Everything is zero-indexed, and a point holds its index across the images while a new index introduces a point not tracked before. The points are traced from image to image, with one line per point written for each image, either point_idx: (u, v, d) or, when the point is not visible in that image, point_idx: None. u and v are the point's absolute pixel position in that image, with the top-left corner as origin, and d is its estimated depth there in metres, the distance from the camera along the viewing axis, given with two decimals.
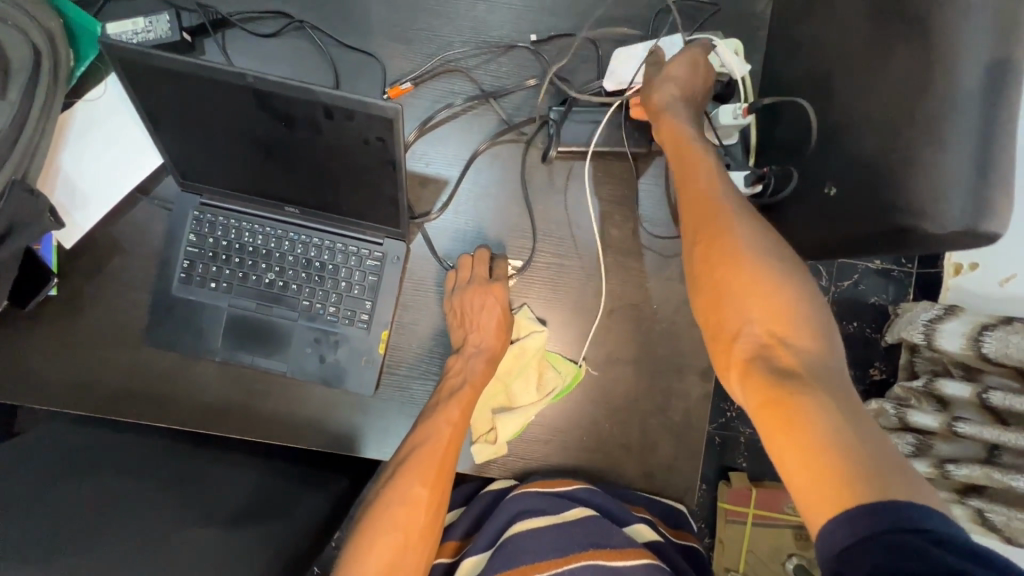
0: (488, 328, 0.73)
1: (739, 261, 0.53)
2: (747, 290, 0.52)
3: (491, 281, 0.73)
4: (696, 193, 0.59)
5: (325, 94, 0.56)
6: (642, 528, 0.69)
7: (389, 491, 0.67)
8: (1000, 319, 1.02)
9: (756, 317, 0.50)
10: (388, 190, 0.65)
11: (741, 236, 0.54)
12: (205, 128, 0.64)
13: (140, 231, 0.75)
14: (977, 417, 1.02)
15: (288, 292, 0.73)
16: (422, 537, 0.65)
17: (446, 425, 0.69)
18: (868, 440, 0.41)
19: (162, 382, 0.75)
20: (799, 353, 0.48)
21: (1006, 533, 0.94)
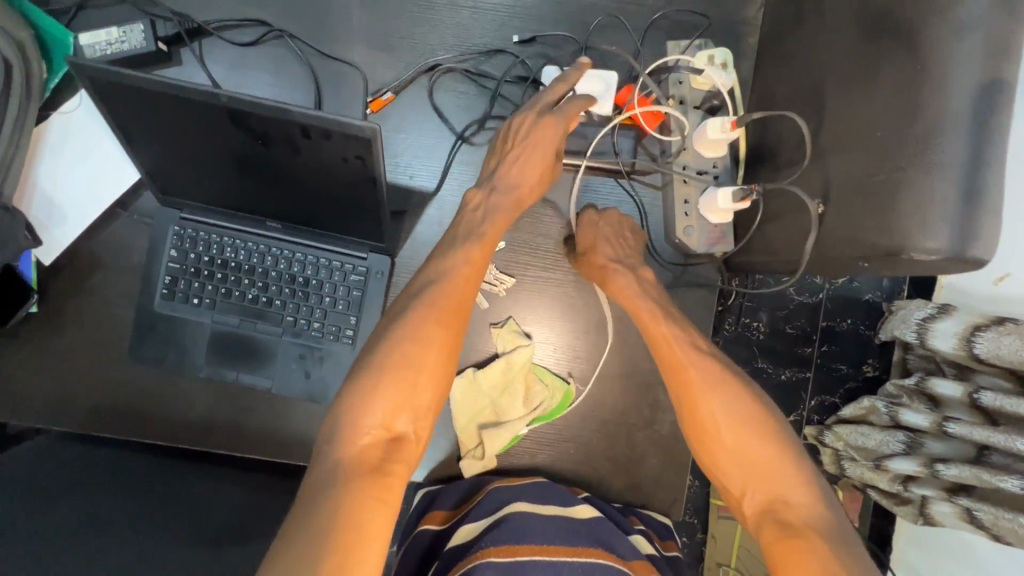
0: (528, 162, 0.68)
1: (725, 437, 0.61)
2: (739, 460, 0.60)
3: (549, 114, 0.67)
4: (689, 374, 0.64)
5: (300, 113, 0.55)
6: (641, 540, 0.67)
7: (399, 322, 0.60)
8: (992, 318, 0.98)
9: (752, 474, 0.60)
10: (370, 206, 0.64)
11: (732, 415, 0.62)
12: (181, 144, 0.62)
13: (119, 247, 0.74)
14: (967, 416, 1.03)
15: (271, 308, 0.72)
16: (432, 375, 0.59)
17: (467, 264, 0.64)
18: (851, 559, 0.51)
19: (148, 397, 0.74)
20: (798, 507, 0.57)
21: (993, 531, 0.95)
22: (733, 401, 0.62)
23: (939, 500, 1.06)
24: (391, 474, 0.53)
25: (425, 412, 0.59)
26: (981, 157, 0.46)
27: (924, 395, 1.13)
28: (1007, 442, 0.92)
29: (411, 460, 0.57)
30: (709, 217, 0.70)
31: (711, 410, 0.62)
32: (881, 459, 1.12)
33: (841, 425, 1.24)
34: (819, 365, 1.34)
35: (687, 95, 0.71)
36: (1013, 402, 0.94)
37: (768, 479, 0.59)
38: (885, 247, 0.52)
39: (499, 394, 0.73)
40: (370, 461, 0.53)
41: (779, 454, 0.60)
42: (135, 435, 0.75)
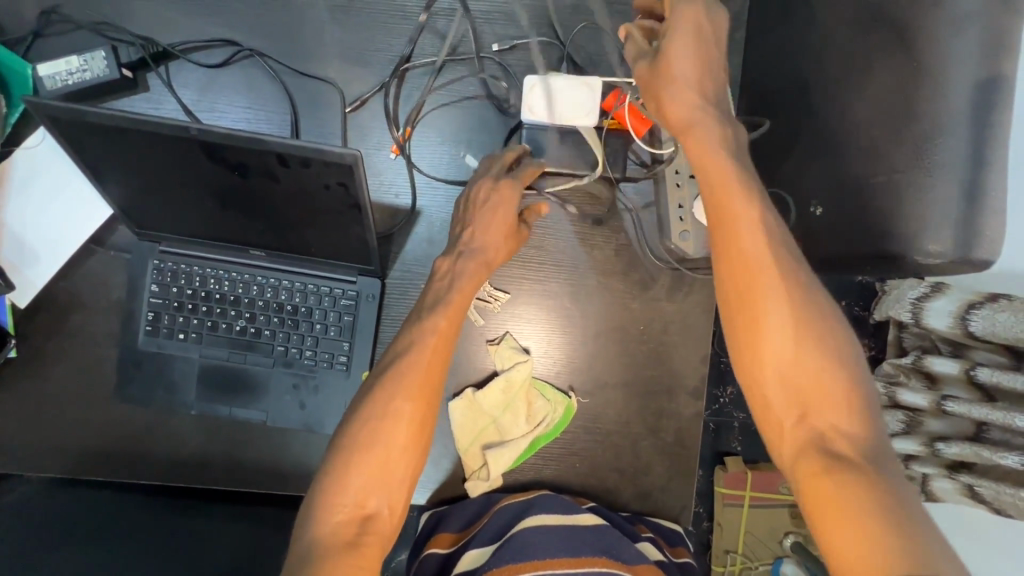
0: (493, 230, 0.66)
1: (782, 350, 0.48)
2: (792, 379, 0.48)
3: (500, 181, 0.66)
4: (749, 255, 0.49)
5: (277, 143, 0.53)
6: (649, 547, 0.66)
7: (369, 399, 0.58)
8: (986, 295, 0.92)
9: (803, 394, 0.48)
10: (355, 230, 0.62)
11: (796, 320, 0.48)
12: (154, 178, 0.60)
13: (98, 284, 0.71)
14: (965, 394, 1.04)
15: (261, 338, 0.70)
16: (402, 453, 0.56)
17: (434, 334, 0.60)
18: (912, 512, 0.41)
19: (138, 437, 0.72)
20: (851, 440, 0.46)
21: (994, 506, 0.96)
22: (799, 312, 0.49)
23: (940, 478, 1.07)
24: (363, 557, 0.51)
25: (399, 487, 0.56)
26: (981, 156, 0.45)
27: (920, 373, 1.13)
28: (1005, 418, 0.92)
29: (388, 536, 0.54)
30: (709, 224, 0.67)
31: (772, 306, 0.49)
32: None
33: None
34: None
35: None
36: (1009, 378, 0.94)
37: (823, 391, 0.47)
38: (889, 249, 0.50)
39: (501, 414, 0.72)
40: (342, 541, 0.52)
41: (844, 376, 0.47)
42: (127, 476, 0.72)
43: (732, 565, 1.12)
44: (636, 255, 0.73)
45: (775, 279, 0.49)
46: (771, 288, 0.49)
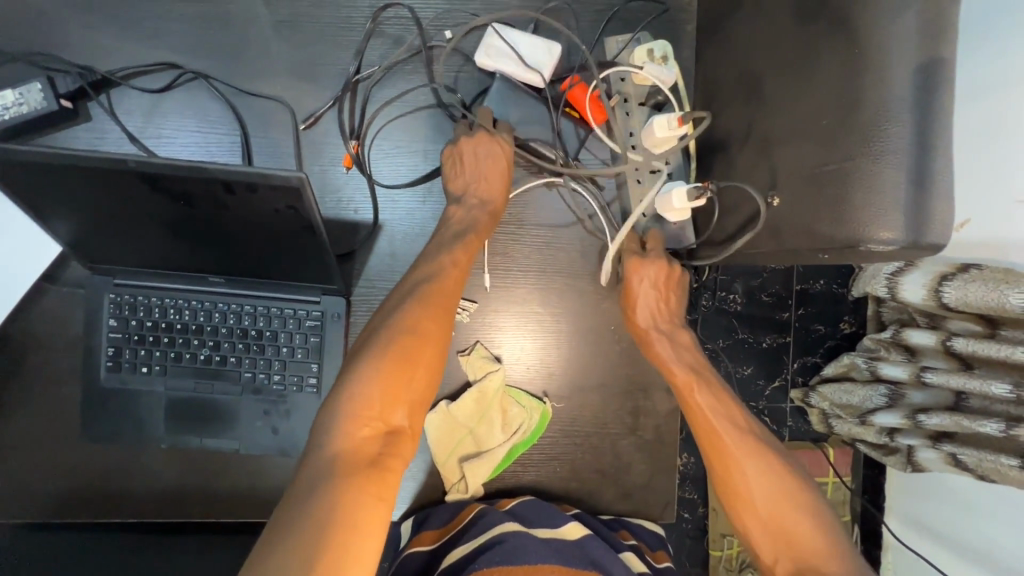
0: (491, 180, 0.68)
1: (730, 434, 0.64)
2: (745, 458, 0.62)
3: (496, 135, 0.67)
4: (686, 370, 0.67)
5: (218, 169, 0.51)
6: (633, 557, 0.66)
7: (396, 314, 0.60)
8: (957, 266, 0.93)
9: (759, 470, 0.62)
10: (313, 251, 0.61)
11: (722, 416, 0.65)
12: (98, 213, 0.58)
13: (54, 323, 0.69)
14: (943, 364, 1.06)
15: (227, 366, 0.69)
16: (428, 370, 0.60)
17: (453, 265, 0.64)
18: (839, 542, 0.58)
19: (109, 476, 0.71)
20: (795, 494, 0.60)
21: (979, 472, 0.99)
22: (733, 408, 0.66)
23: (924, 448, 1.10)
24: (388, 471, 0.53)
25: (419, 404, 0.59)
26: (926, 142, 0.45)
27: (899, 346, 1.15)
28: (982, 387, 0.94)
29: (408, 454, 0.57)
30: (666, 215, 0.69)
31: (710, 411, 0.65)
32: (867, 415, 1.16)
33: (825, 385, 1.29)
34: (797, 327, 1.41)
35: (629, 91, 0.69)
36: (982, 346, 0.95)
37: (768, 464, 0.62)
38: (844, 238, 0.50)
39: (477, 423, 0.71)
40: (370, 452, 0.53)
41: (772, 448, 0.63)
42: (102, 516, 0.71)
43: (730, 548, 1.12)
44: (602, 255, 0.72)
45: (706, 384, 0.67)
46: (708, 402, 0.66)
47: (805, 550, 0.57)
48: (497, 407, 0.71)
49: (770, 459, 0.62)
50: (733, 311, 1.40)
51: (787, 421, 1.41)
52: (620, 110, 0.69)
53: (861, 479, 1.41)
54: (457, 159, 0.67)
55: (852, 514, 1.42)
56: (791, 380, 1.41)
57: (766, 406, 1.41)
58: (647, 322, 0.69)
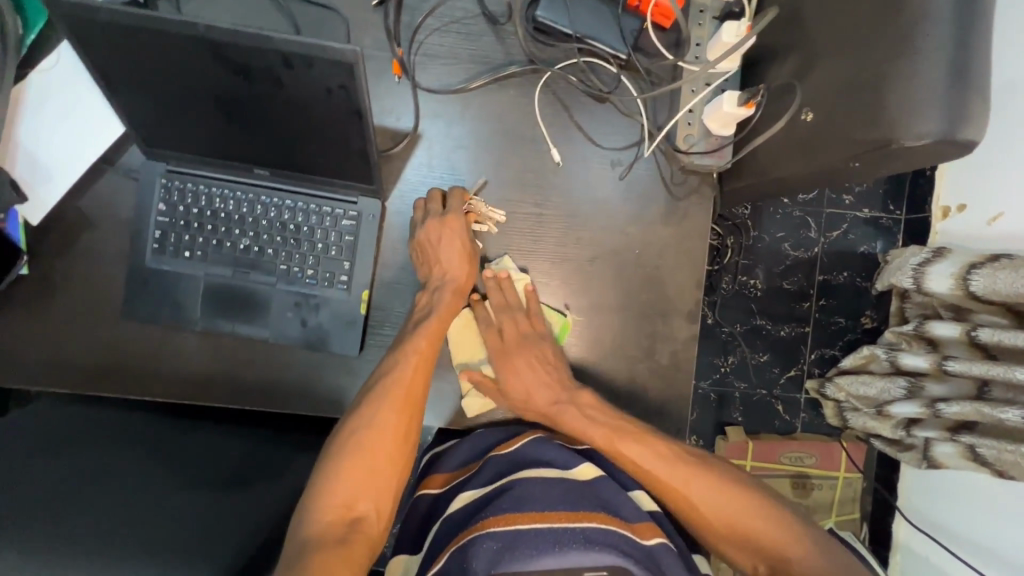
0: (456, 255, 0.72)
1: (716, 509, 0.65)
2: (735, 529, 0.64)
3: (445, 214, 0.71)
4: (651, 467, 0.67)
5: (281, 39, 0.54)
6: (643, 495, 0.66)
7: (362, 414, 0.65)
8: None
9: (750, 537, 0.64)
10: (357, 142, 0.63)
11: (665, 462, 0.67)
12: (163, 89, 0.62)
13: (106, 204, 0.73)
14: (966, 355, 1.06)
15: (263, 257, 0.72)
16: (394, 440, 0.65)
17: (412, 356, 0.67)
18: None
19: (142, 356, 0.74)
20: (795, 562, 0.61)
21: (996, 466, 1.00)
22: (711, 481, 0.66)
23: (942, 441, 1.10)
24: (350, 552, 0.57)
25: (379, 484, 0.63)
26: (967, 36, 0.46)
27: (922, 339, 1.15)
28: (1007, 373, 0.95)
29: (372, 539, 0.60)
30: (713, 125, 0.68)
31: (686, 490, 0.66)
32: (883, 406, 1.15)
33: (842, 376, 1.27)
34: (817, 318, 1.41)
35: (708, 4, 0.69)
36: (1011, 334, 0.97)
37: (762, 529, 0.64)
38: (874, 141, 0.51)
39: (504, 334, 0.74)
40: (330, 537, 0.57)
41: (754, 510, 0.65)
42: (133, 392, 0.74)
43: None
44: (631, 182, 0.74)
45: (680, 466, 0.67)
46: (638, 444, 0.67)
47: (775, 547, 0.63)
48: (523, 318, 0.74)
49: (746, 518, 0.64)
50: (753, 296, 1.40)
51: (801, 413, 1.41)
52: (692, 21, 0.69)
53: (874, 474, 1.39)
54: (423, 246, 0.71)
55: (861, 512, 1.40)
56: (807, 370, 1.41)
57: (778, 393, 1.41)
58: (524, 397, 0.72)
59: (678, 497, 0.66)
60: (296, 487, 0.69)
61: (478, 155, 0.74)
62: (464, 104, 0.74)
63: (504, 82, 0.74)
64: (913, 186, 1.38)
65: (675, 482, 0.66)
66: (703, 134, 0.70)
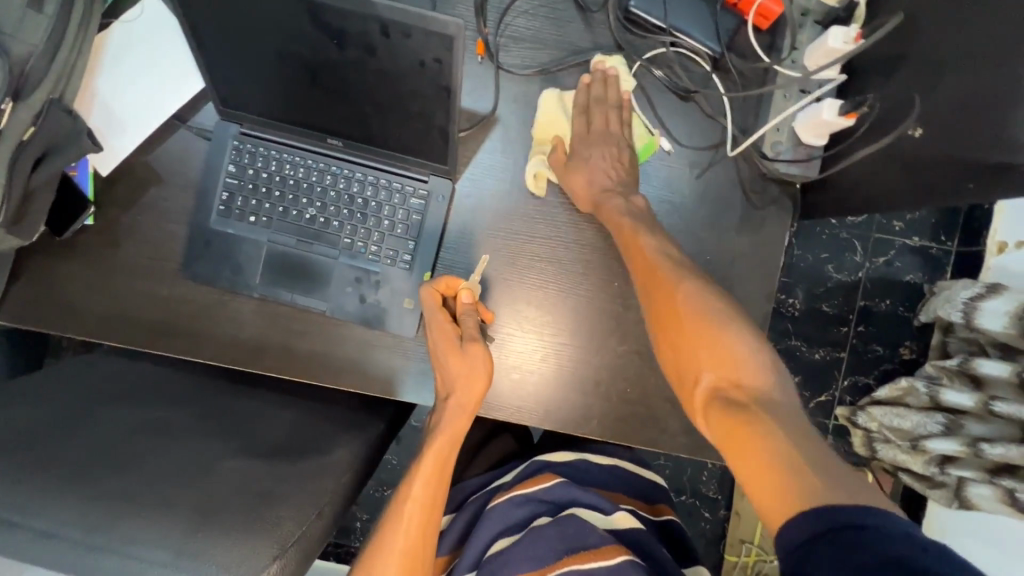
0: (462, 366, 0.66)
1: (697, 323, 0.57)
2: (710, 363, 0.55)
3: (444, 313, 0.68)
4: (668, 302, 0.60)
5: (382, 6, 0.52)
6: (624, 516, 0.71)
7: (394, 515, 0.68)
8: None
9: (705, 361, 0.55)
10: (440, 119, 0.62)
11: (665, 257, 0.63)
12: (252, 49, 0.61)
13: (176, 162, 0.73)
14: (1013, 397, 1.03)
15: (328, 228, 0.71)
16: (424, 519, 0.67)
17: (441, 432, 0.69)
18: (811, 462, 0.44)
19: (197, 317, 0.73)
20: (762, 399, 0.50)
21: None
22: (707, 313, 0.58)
23: (977, 483, 1.06)
24: None
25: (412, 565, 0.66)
26: None
27: (966, 375, 1.11)
28: None
29: None
30: (807, 133, 0.66)
31: (680, 303, 0.59)
32: (919, 440, 1.11)
33: (876, 405, 1.21)
34: (854, 345, 1.37)
35: (812, 7, 0.67)
36: None
37: (733, 361, 0.54)
38: (994, 165, 0.49)
39: (592, 118, 0.71)
40: None
41: (742, 344, 0.55)
42: (183, 352, 0.73)
43: (746, 555, 1.17)
44: (706, 185, 0.72)
45: (681, 288, 0.60)
46: (681, 292, 0.60)
47: (729, 367, 0.54)
48: (616, 115, 0.71)
49: (724, 338, 0.55)
50: (792, 315, 1.37)
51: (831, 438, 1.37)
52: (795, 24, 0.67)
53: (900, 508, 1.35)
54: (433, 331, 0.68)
55: None
56: (838, 397, 1.38)
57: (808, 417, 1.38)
58: (585, 189, 0.69)
59: (670, 311, 0.59)
60: (344, 465, 0.68)
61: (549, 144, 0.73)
62: (541, 88, 0.72)
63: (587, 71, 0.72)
64: (971, 214, 1.34)
65: (684, 328, 0.58)
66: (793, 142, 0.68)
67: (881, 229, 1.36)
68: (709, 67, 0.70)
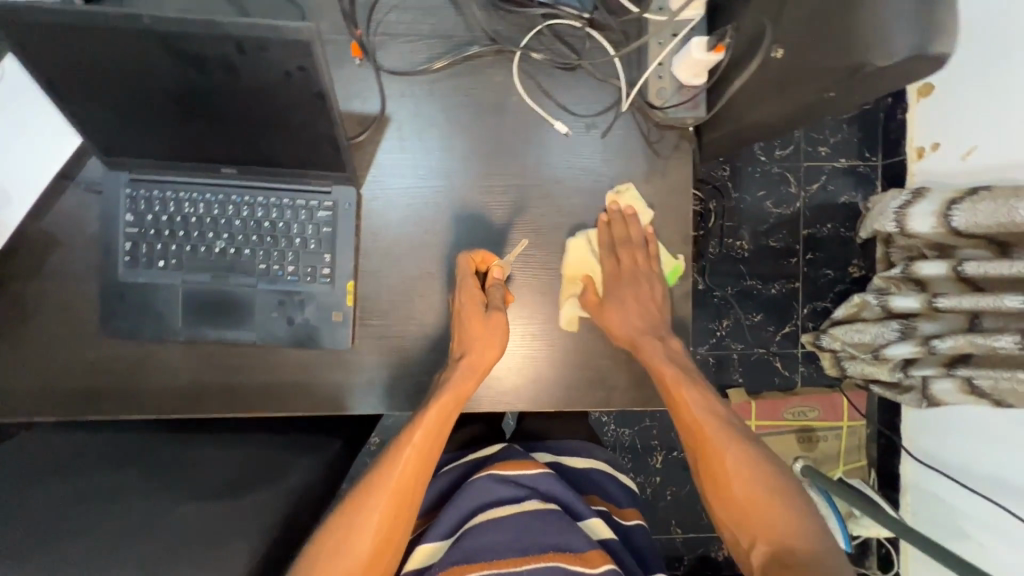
0: (484, 339, 0.68)
1: (744, 491, 0.64)
2: (751, 483, 0.64)
3: (474, 280, 0.69)
4: (712, 445, 0.66)
5: (231, 23, 0.52)
6: (597, 522, 0.72)
7: (389, 461, 0.65)
8: (966, 192, 1.05)
9: (750, 509, 0.63)
10: (325, 128, 0.61)
11: (679, 364, 0.70)
12: (114, 94, 0.59)
13: (71, 222, 0.71)
14: (954, 291, 1.07)
15: (241, 258, 0.70)
16: (419, 466, 0.66)
17: (451, 385, 0.67)
18: None
19: (127, 374, 0.71)
20: (802, 539, 0.60)
21: (995, 397, 1.01)
22: (750, 457, 0.65)
23: (939, 379, 1.09)
24: None
25: (401, 510, 0.63)
26: None
27: (911, 280, 1.15)
28: (996, 303, 0.94)
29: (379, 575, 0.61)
30: (682, 72, 0.67)
31: (722, 450, 0.66)
32: (879, 350, 1.15)
33: (836, 326, 1.27)
34: (805, 273, 1.41)
35: None
36: (996, 265, 0.96)
37: (779, 518, 0.62)
38: (847, 69, 0.50)
39: (619, 259, 0.73)
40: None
41: (779, 485, 0.64)
42: (119, 413, 0.71)
43: None
44: (608, 144, 0.73)
45: (723, 435, 0.67)
46: (732, 448, 0.66)
47: (768, 518, 0.62)
48: (643, 252, 0.73)
49: (772, 505, 0.62)
50: (740, 257, 1.40)
51: (800, 367, 1.41)
52: None
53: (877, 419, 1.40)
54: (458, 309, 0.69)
55: (868, 459, 1.41)
56: (800, 326, 1.41)
57: (776, 351, 1.41)
58: (619, 331, 0.70)
59: (719, 474, 0.65)
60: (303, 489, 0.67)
61: (448, 133, 0.73)
62: (428, 78, 0.72)
63: (469, 53, 0.72)
64: (886, 126, 1.39)
65: (726, 467, 0.65)
66: (675, 83, 0.69)
67: (808, 157, 1.40)
68: (581, 24, 0.70)
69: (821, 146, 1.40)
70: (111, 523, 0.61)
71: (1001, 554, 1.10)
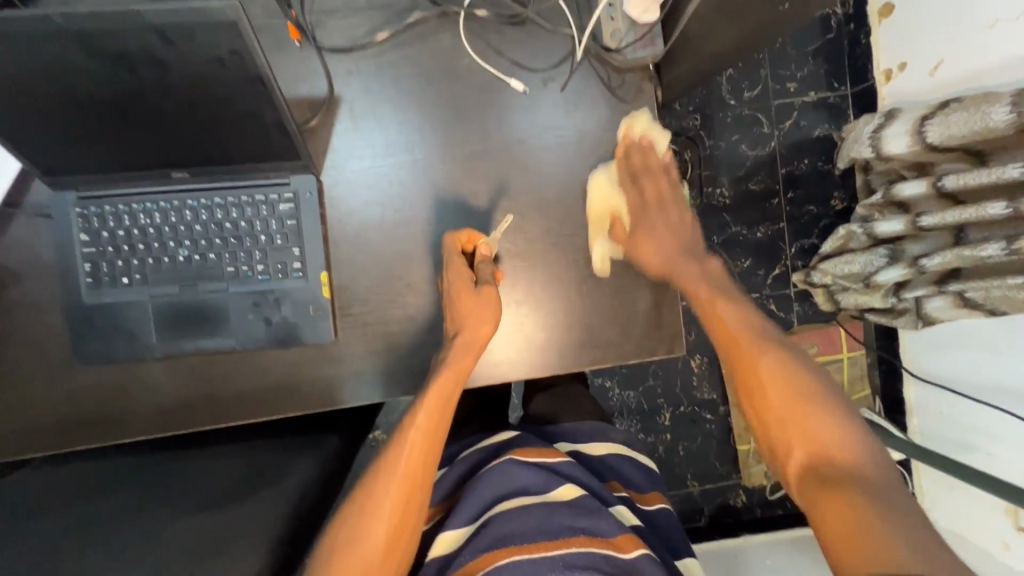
0: (479, 314, 0.66)
1: (782, 400, 0.59)
2: (784, 403, 0.58)
3: (457, 257, 0.68)
4: (756, 367, 0.62)
5: (148, 10, 0.49)
6: (623, 510, 0.70)
7: (395, 448, 0.64)
8: (936, 106, 1.03)
9: (802, 439, 0.56)
10: (270, 115, 0.58)
11: (650, 164, 0.73)
12: (40, 106, 0.56)
13: (25, 251, 0.68)
14: (937, 207, 1.05)
15: (207, 264, 0.68)
16: (425, 448, 0.64)
17: (447, 365, 0.65)
18: (890, 506, 0.47)
19: (108, 399, 0.69)
20: (846, 450, 0.53)
21: (987, 306, 1.01)
22: (789, 366, 0.61)
23: (932, 297, 1.09)
24: None
25: (412, 496, 0.62)
26: None
27: (893, 204, 1.14)
28: (978, 213, 0.93)
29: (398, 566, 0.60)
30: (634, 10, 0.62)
31: (770, 375, 0.61)
32: (870, 278, 1.14)
33: (825, 261, 1.26)
34: (788, 211, 1.40)
35: None
36: (975, 175, 0.95)
37: (806, 436, 0.56)
38: None
39: (643, 187, 0.74)
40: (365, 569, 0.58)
41: (829, 414, 0.56)
42: (107, 439, 0.69)
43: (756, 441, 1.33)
44: (568, 97, 0.71)
45: (764, 352, 0.63)
46: (768, 360, 0.62)
47: (821, 446, 0.54)
48: (665, 179, 0.76)
49: (819, 424, 0.56)
50: (722, 205, 1.39)
51: (795, 306, 1.41)
52: None
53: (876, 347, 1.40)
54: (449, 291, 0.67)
55: (871, 387, 1.41)
56: (790, 265, 1.41)
57: (769, 294, 1.40)
58: (653, 259, 0.72)
59: (734, 344, 0.65)
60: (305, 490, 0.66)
61: (402, 107, 0.70)
62: (372, 53, 0.69)
63: (411, 20, 0.69)
64: (851, 52, 1.36)
65: (767, 384, 0.60)
66: (625, 25, 0.66)
67: (777, 94, 1.38)
68: None
69: (789, 81, 1.38)
70: (112, 550, 0.59)
71: (1003, 457, 1.12)
